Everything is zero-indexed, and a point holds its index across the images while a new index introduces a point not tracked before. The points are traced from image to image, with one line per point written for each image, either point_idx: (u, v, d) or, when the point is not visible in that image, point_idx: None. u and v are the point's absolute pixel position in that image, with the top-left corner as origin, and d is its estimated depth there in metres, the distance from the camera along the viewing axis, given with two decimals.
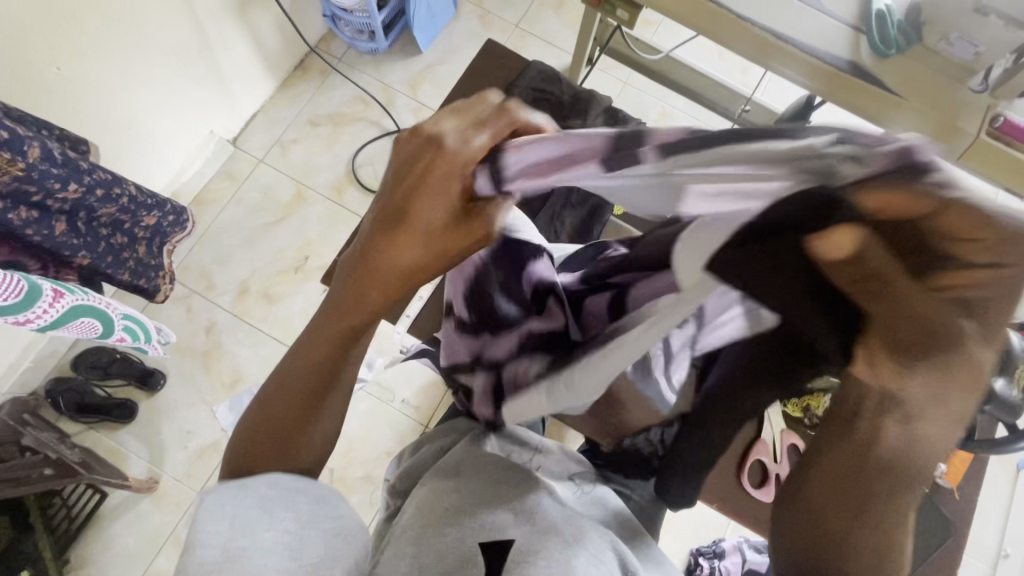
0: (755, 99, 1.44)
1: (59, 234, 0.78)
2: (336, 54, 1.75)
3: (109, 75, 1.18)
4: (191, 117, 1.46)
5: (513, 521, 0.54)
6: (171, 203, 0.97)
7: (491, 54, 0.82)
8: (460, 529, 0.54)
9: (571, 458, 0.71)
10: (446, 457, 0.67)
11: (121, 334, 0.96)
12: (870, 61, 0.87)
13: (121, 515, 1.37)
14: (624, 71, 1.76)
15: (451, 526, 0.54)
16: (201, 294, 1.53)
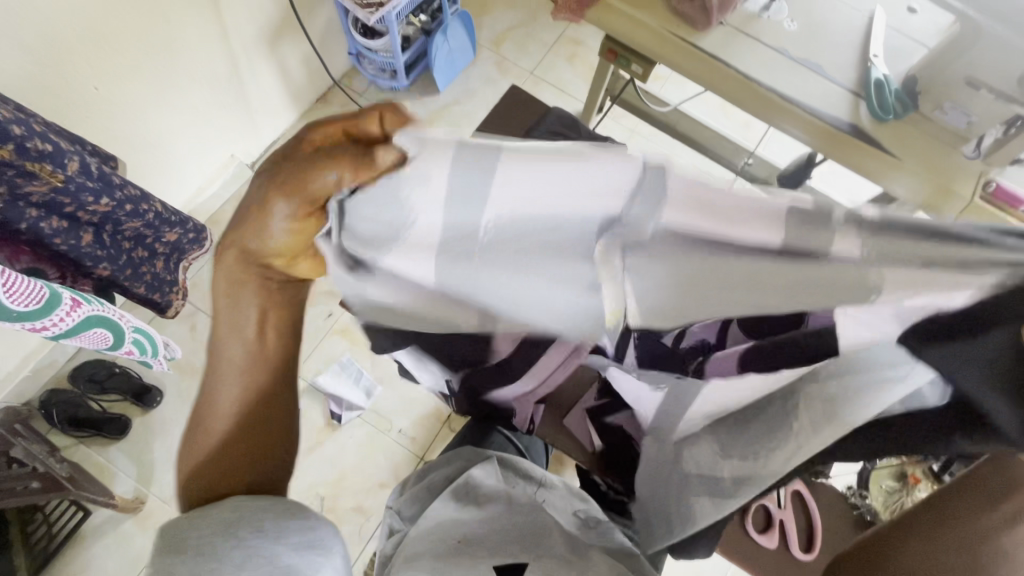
0: (758, 153, 1.51)
1: (85, 245, 0.80)
2: (358, 89, 1.83)
3: (143, 97, 1.23)
4: (215, 140, 1.51)
5: (527, 552, 0.55)
6: (192, 221, 0.99)
7: (514, 101, 0.87)
8: (478, 561, 0.54)
9: (574, 495, 0.70)
10: (455, 482, 0.67)
11: (129, 346, 0.96)
12: (869, 124, 0.92)
13: (102, 535, 1.33)
14: (632, 120, 1.84)
15: (469, 556, 0.55)
16: (207, 312, 1.54)
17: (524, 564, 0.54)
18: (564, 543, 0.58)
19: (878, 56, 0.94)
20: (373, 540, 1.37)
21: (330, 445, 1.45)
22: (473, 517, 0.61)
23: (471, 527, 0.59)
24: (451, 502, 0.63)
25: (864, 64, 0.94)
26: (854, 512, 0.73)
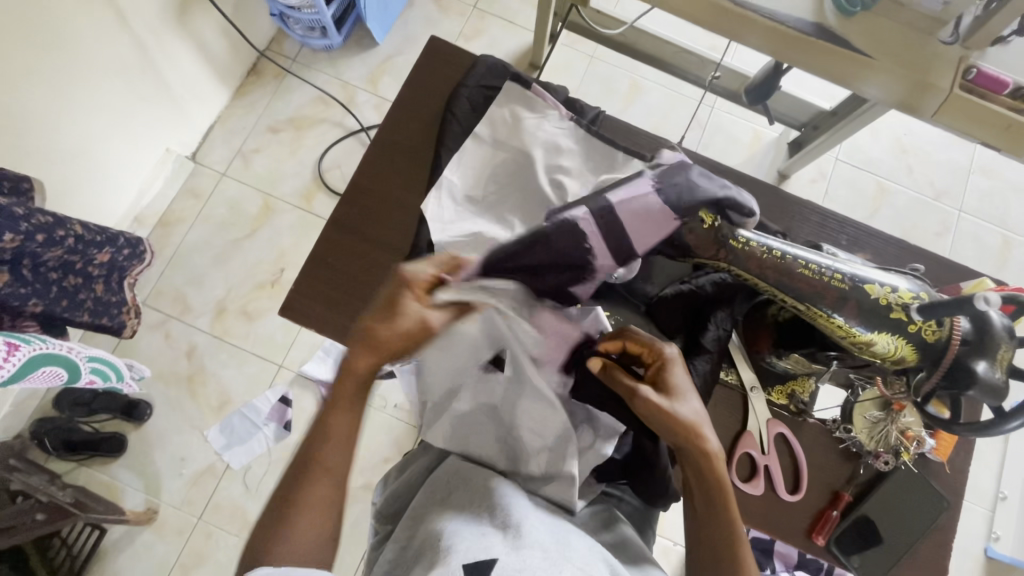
0: (725, 63, 1.39)
1: (4, 286, 0.75)
2: (288, 55, 1.68)
3: (48, 104, 1.12)
4: (144, 137, 1.40)
5: (501, 544, 0.51)
6: (123, 236, 0.92)
7: (436, 53, 0.77)
8: (446, 556, 0.50)
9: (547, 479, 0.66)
10: (434, 475, 0.64)
11: (90, 377, 0.93)
12: (835, 20, 0.82)
13: (123, 548, 1.36)
14: (589, 45, 1.70)
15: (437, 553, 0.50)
16: (178, 318, 1.50)
17: (493, 560, 0.49)
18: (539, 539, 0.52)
19: None
20: None
21: None
22: (449, 515, 0.56)
23: (448, 521, 0.55)
24: (429, 502, 0.60)
25: None
26: (838, 447, 0.65)
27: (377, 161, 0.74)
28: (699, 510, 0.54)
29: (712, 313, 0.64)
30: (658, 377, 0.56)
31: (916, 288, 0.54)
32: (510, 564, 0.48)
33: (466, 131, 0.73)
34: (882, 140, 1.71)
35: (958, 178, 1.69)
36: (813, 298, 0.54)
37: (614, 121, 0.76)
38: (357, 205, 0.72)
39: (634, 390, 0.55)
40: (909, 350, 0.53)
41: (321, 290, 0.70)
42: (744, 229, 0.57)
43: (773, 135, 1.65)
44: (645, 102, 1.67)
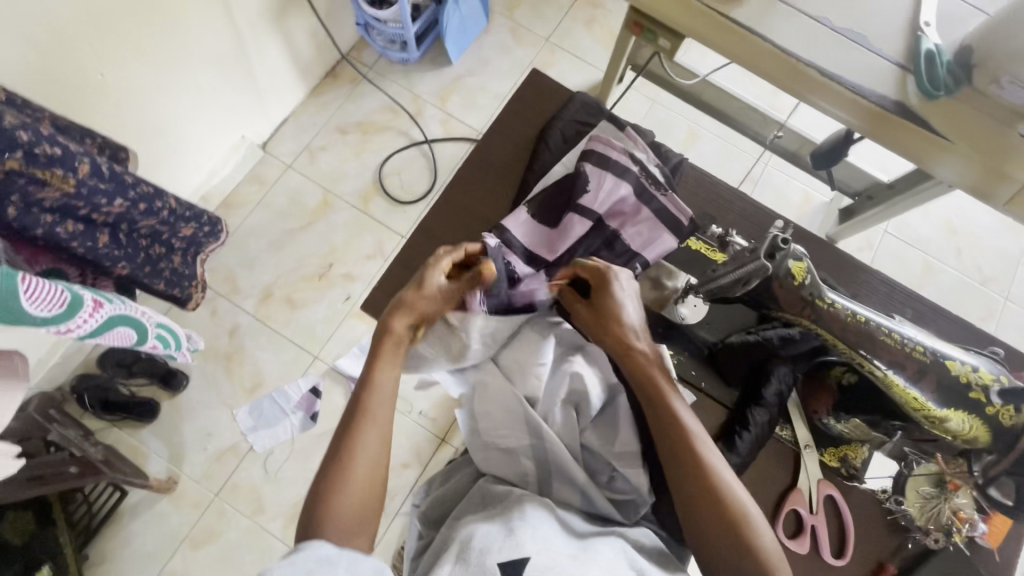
0: (789, 125, 1.43)
1: (102, 246, 0.79)
2: (366, 63, 1.77)
3: (150, 80, 1.19)
4: (224, 122, 1.48)
5: (532, 542, 0.54)
6: (207, 214, 0.97)
7: (534, 85, 0.82)
8: (479, 554, 0.53)
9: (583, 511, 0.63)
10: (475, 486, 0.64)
11: (153, 342, 0.96)
12: (917, 101, 0.85)
13: (139, 513, 1.39)
14: (653, 89, 1.76)
15: (472, 550, 0.53)
16: (226, 297, 1.55)
17: (524, 559, 0.52)
18: (567, 545, 0.55)
19: (930, 24, 0.88)
20: (398, 517, 1.40)
21: None
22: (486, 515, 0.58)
23: (484, 519, 0.57)
24: (468, 505, 0.61)
25: (913, 34, 0.88)
26: (886, 517, 0.65)
27: (468, 178, 0.78)
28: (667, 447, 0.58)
29: (775, 367, 0.65)
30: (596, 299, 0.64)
31: (997, 371, 0.55)
32: (541, 564, 0.52)
33: (555, 161, 0.77)
34: (933, 219, 1.71)
35: (1008, 266, 1.68)
36: (891, 366, 0.56)
37: (695, 168, 0.79)
38: (443, 215, 0.77)
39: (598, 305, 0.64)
40: (983, 432, 0.54)
41: (401, 289, 0.75)
42: (829, 289, 0.58)
43: (824, 199, 1.67)
44: (701, 151, 1.71)
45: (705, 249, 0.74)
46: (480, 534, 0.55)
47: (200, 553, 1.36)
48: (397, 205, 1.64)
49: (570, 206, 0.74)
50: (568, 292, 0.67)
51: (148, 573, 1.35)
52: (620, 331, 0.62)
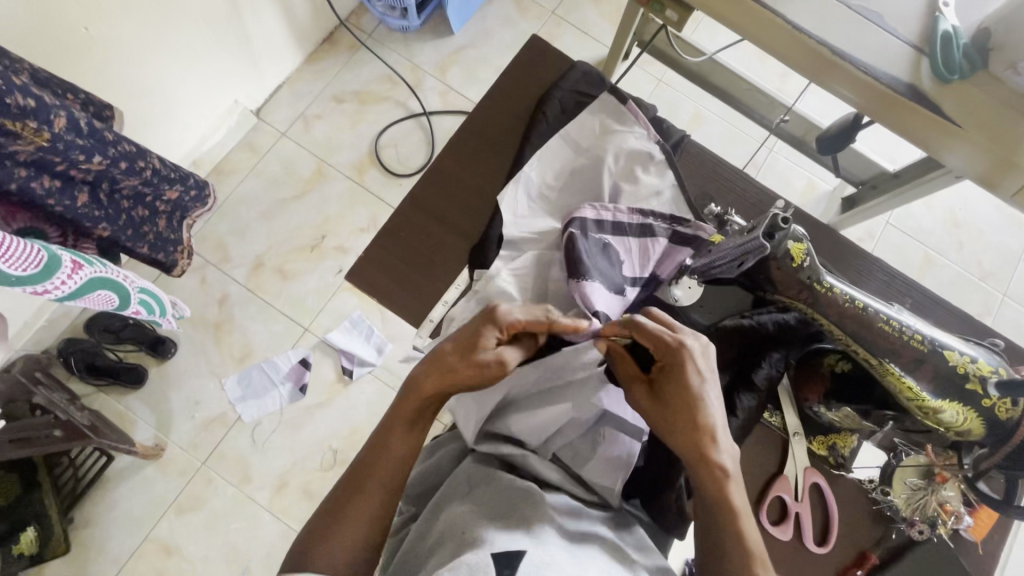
0: (796, 108, 1.39)
1: (81, 205, 0.77)
2: (366, 30, 1.71)
3: (138, 37, 1.15)
4: (217, 85, 1.43)
5: (526, 537, 0.50)
6: (194, 177, 0.94)
7: (534, 52, 0.79)
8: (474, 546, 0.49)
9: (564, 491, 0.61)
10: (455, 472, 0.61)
11: (136, 307, 0.94)
12: (930, 85, 0.82)
13: (126, 479, 1.38)
14: (660, 68, 1.71)
15: (463, 546, 0.49)
16: (216, 266, 1.52)
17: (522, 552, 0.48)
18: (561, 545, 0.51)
19: (949, 5, 0.84)
20: None
21: (341, 401, 1.46)
22: (472, 509, 0.54)
23: (472, 514, 0.53)
24: (449, 495, 0.58)
25: (931, 15, 0.84)
26: (871, 507, 0.65)
27: (460, 147, 0.75)
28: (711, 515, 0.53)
29: (767, 352, 0.64)
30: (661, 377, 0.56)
31: (996, 363, 0.53)
32: (537, 562, 0.48)
33: (552, 132, 0.74)
34: (936, 212, 1.69)
35: (1008, 262, 1.66)
36: (887, 355, 0.55)
37: (697, 146, 0.76)
38: (434, 185, 0.75)
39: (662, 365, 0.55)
40: (977, 424, 0.53)
41: (389, 260, 0.73)
42: (829, 273, 0.56)
43: (827, 187, 1.64)
44: (705, 134, 1.67)
45: None
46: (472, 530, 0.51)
47: (187, 520, 1.37)
48: (393, 178, 1.61)
49: (570, 179, 0.71)
50: (625, 362, 0.57)
51: (134, 538, 1.35)
52: (690, 411, 0.53)
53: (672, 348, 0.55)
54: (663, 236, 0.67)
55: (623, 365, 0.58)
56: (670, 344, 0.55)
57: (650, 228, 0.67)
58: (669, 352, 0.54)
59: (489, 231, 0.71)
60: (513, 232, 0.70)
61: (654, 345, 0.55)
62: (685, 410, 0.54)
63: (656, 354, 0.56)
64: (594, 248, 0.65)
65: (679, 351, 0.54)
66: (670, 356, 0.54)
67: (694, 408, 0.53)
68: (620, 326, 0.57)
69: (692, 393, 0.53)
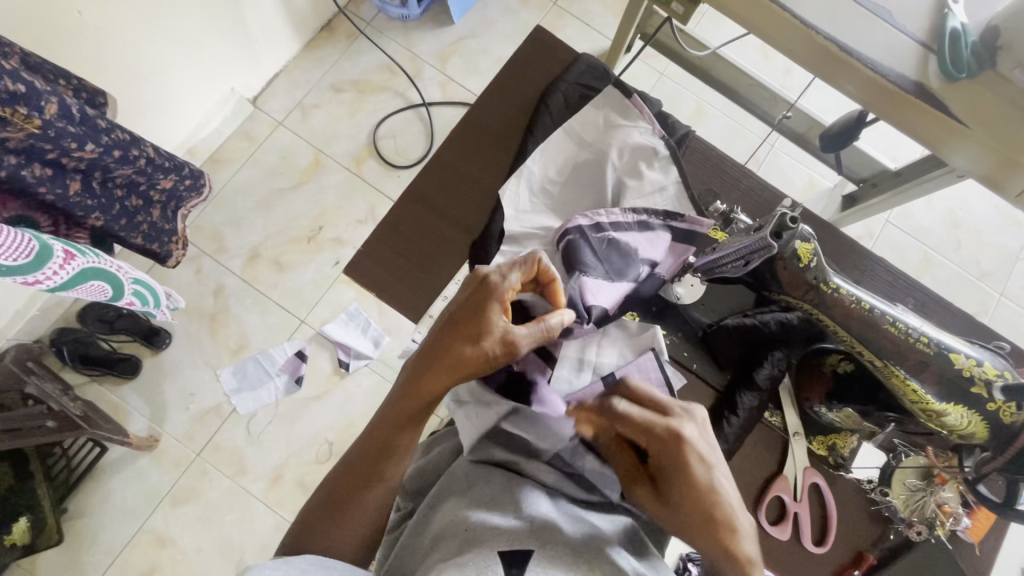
0: (799, 105, 1.38)
1: (73, 194, 0.75)
2: (364, 18, 1.68)
3: (132, 22, 1.12)
4: (213, 72, 1.41)
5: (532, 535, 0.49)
6: (188, 166, 0.93)
7: (537, 43, 0.77)
8: (481, 544, 0.48)
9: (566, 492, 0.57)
10: (452, 468, 0.59)
11: (130, 298, 0.93)
12: (937, 83, 0.81)
13: (119, 470, 1.38)
14: (661, 62, 1.69)
15: (469, 546, 0.48)
16: (211, 257, 1.51)
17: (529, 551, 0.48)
18: (568, 539, 0.50)
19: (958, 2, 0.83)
20: None
21: (338, 394, 1.45)
22: (474, 506, 0.53)
23: (477, 510, 0.52)
24: (448, 491, 0.56)
25: (939, 12, 0.83)
26: (869, 508, 0.65)
27: (462, 140, 0.74)
28: None
29: (768, 352, 0.64)
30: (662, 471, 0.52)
31: (1002, 366, 0.53)
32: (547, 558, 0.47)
33: (556, 126, 0.73)
34: (936, 211, 1.68)
35: (1006, 262, 1.66)
36: (893, 357, 0.54)
37: (700, 142, 0.75)
38: (435, 178, 0.74)
39: (659, 456, 0.51)
40: (981, 427, 0.53)
41: (388, 253, 0.72)
42: (836, 274, 0.55)
43: (827, 185, 1.64)
44: (706, 129, 1.66)
45: None
46: (479, 530, 0.49)
47: (181, 511, 1.36)
48: (391, 169, 1.59)
49: (570, 174, 0.71)
50: (627, 459, 0.55)
51: (127, 529, 1.35)
52: (698, 505, 0.49)
53: (663, 438, 0.50)
54: (662, 232, 0.66)
55: (622, 459, 0.56)
56: (661, 428, 0.50)
57: (647, 225, 0.66)
58: (661, 437, 0.50)
59: (489, 227, 0.70)
60: (515, 228, 0.69)
61: (642, 439, 0.52)
62: (698, 505, 0.49)
63: (648, 446, 0.52)
64: (594, 248, 0.65)
65: (673, 443, 0.50)
66: (667, 440, 0.50)
67: (709, 501, 0.49)
68: (604, 418, 0.55)
69: (698, 483, 0.49)
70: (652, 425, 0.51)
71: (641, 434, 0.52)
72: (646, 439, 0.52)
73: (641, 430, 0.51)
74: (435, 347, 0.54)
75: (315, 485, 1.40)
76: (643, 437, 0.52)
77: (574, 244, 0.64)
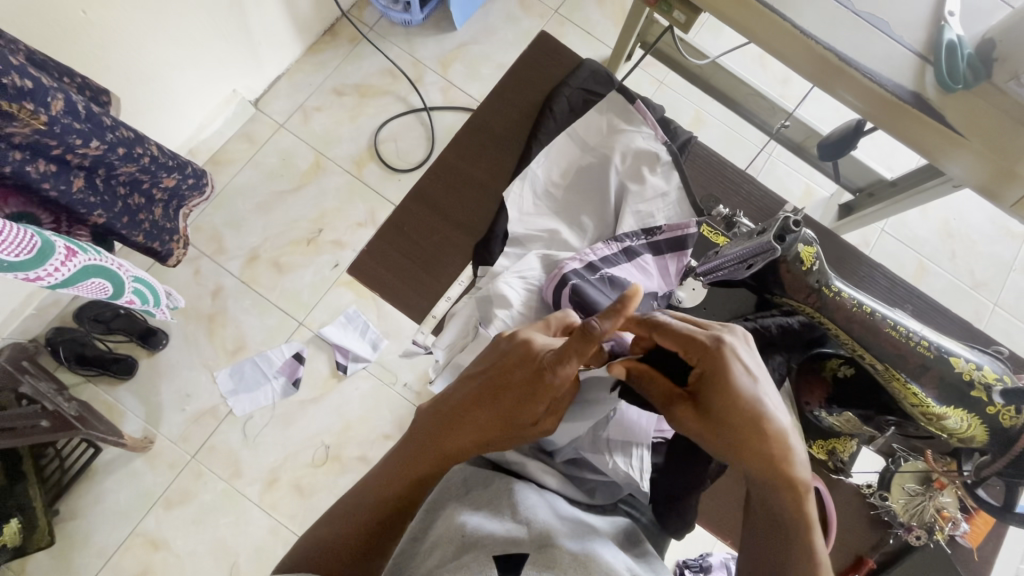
0: (797, 114, 1.40)
1: (76, 191, 0.75)
2: (367, 23, 1.70)
3: (137, 22, 1.13)
4: (215, 74, 1.41)
5: (528, 541, 0.49)
6: (192, 165, 0.93)
7: (542, 48, 0.78)
8: (476, 551, 0.48)
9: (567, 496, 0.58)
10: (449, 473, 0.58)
11: (130, 297, 0.93)
12: (934, 94, 0.83)
13: (113, 471, 1.36)
14: (661, 70, 1.71)
15: (461, 553, 0.48)
16: (210, 257, 1.50)
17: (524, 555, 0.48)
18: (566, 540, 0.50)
19: (954, 14, 0.85)
20: None
21: (335, 396, 1.45)
22: (471, 511, 0.52)
23: (475, 514, 0.51)
24: (445, 496, 0.55)
25: (936, 24, 0.85)
26: (869, 512, 0.65)
27: (467, 143, 0.75)
28: (776, 532, 0.49)
29: (770, 355, 0.63)
30: (703, 385, 0.49)
31: (1001, 371, 0.53)
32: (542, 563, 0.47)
33: (560, 130, 0.74)
34: (931, 222, 1.70)
35: (999, 273, 1.68)
36: (894, 360, 0.55)
37: (701, 148, 0.76)
38: (439, 179, 0.74)
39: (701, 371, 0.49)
40: (981, 431, 0.53)
41: (392, 254, 0.72)
42: (838, 278, 0.56)
43: (824, 194, 1.65)
44: (704, 137, 1.68)
45: (708, 232, 0.70)
46: (474, 535, 0.49)
47: (175, 513, 1.35)
48: (392, 173, 1.59)
49: (572, 178, 0.72)
50: (657, 380, 0.51)
51: (119, 531, 1.33)
52: (747, 415, 0.47)
53: (711, 343, 0.49)
54: (646, 252, 0.66)
55: (652, 383, 0.52)
56: (708, 336, 0.49)
57: (632, 250, 0.66)
58: (710, 346, 0.49)
59: (493, 230, 0.70)
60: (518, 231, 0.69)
61: (686, 348, 0.50)
62: (744, 417, 0.47)
63: (689, 356, 0.50)
64: (601, 286, 0.63)
65: (718, 352, 0.48)
66: (715, 349, 0.49)
67: (757, 414, 0.47)
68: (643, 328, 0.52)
69: (743, 394, 0.48)
70: (692, 330, 0.50)
71: (681, 345, 0.50)
72: (687, 347, 0.50)
73: (682, 337, 0.50)
74: (466, 414, 0.53)
75: (311, 488, 1.39)
76: (683, 347, 0.50)
77: (578, 289, 0.61)
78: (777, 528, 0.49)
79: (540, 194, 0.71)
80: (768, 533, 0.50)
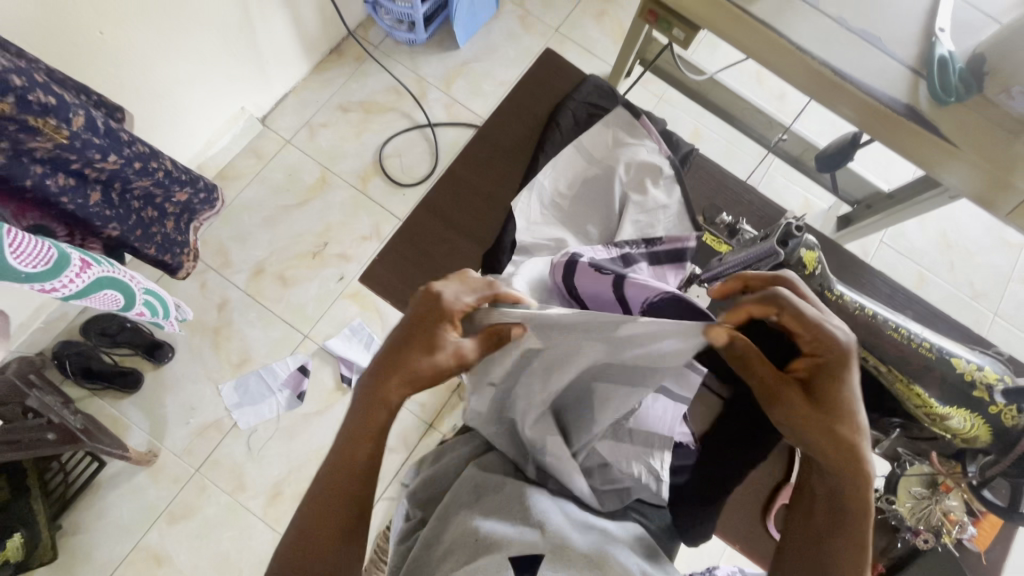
0: (793, 128, 1.43)
1: (93, 204, 0.77)
2: (372, 42, 1.74)
3: (151, 42, 1.16)
4: (224, 91, 1.44)
5: (544, 543, 0.50)
6: (203, 179, 0.95)
7: (548, 65, 0.81)
8: (493, 555, 0.48)
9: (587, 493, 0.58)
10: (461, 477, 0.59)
11: (140, 308, 0.94)
12: (927, 106, 0.85)
13: (116, 485, 1.36)
14: (660, 86, 1.75)
15: (477, 557, 0.48)
16: (216, 271, 1.52)
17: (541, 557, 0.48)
18: (581, 543, 0.51)
19: (945, 30, 0.87)
20: (381, 502, 1.39)
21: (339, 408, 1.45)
22: (485, 515, 0.53)
23: (489, 519, 0.52)
24: (458, 500, 0.55)
25: (927, 40, 0.87)
26: (875, 516, 0.66)
27: (474, 155, 0.77)
28: (831, 521, 0.51)
29: None
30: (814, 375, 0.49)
31: (1001, 370, 0.54)
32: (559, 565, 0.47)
33: (565, 142, 0.76)
34: (928, 233, 1.72)
35: (998, 283, 1.70)
36: (897, 362, 0.56)
37: (702, 160, 0.78)
38: (446, 190, 0.76)
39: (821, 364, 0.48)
40: (983, 430, 0.54)
41: (404, 264, 0.73)
42: (839, 282, 0.57)
43: (822, 206, 1.67)
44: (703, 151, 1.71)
45: (711, 241, 0.71)
46: (491, 538, 0.49)
47: (178, 528, 1.34)
48: (396, 187, 1.62)
49: (576, 186, 0.73)
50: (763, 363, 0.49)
51: (122, 547, 1.32)
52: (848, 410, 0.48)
53: (847, 342, 0.48)
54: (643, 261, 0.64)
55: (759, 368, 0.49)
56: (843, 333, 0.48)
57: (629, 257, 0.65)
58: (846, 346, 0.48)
59: (501, 239, 0.72)
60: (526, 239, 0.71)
61: (821, 338, 0.47)
62: (847, 413, 0.48)
63: (818, 347, 0.48)
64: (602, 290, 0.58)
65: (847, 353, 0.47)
66: (845, 347, 0.48)
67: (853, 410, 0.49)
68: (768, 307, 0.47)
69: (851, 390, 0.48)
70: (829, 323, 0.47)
71: (811, 334, 0.47)
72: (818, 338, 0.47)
73: (818, 326, 0.47)
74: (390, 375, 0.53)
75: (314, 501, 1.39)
76: (819, 340, 0.47)
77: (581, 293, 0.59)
78: (834, 514, 0.51)
79: (547, 204, 0.73)
80: (822, 521, 0.52)
